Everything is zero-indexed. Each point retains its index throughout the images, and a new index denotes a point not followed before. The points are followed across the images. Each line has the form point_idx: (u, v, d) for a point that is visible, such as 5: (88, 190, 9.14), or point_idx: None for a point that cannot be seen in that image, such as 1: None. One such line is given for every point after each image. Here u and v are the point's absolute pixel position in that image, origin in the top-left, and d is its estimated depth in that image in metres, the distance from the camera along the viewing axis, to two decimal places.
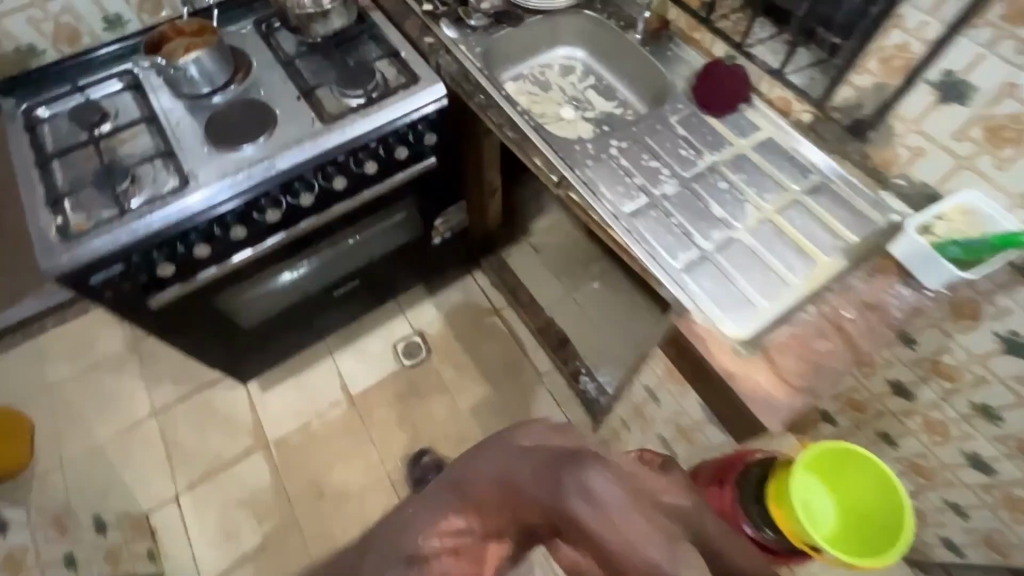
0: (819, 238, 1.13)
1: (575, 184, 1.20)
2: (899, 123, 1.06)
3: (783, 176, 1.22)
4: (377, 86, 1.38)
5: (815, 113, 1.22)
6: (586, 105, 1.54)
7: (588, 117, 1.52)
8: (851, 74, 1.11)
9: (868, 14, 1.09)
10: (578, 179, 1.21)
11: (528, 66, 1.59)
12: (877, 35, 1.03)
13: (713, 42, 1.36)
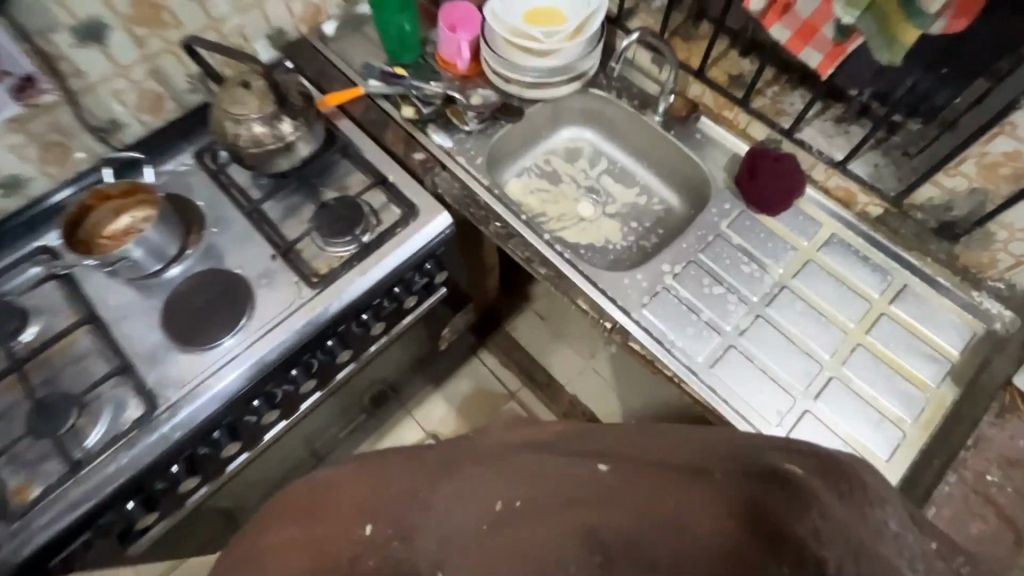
0: (920, 360, 1.00)
1: (635, 334, 1.02)
2: (1003, 230, 0.95)
3: (860, 283, 1.07)
4: (371, 227, 1.15)
5: (886, 207, 1.08)
6: (605, 197, 1.35)
7: (611, 212, 1.33)
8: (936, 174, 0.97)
9: (951, 107, 0.95)
10: (638, 328, 1.03)
11: (532, 158, 1.37)
12: (977, 140, 0.89)
13: (749, 122, 1.19)
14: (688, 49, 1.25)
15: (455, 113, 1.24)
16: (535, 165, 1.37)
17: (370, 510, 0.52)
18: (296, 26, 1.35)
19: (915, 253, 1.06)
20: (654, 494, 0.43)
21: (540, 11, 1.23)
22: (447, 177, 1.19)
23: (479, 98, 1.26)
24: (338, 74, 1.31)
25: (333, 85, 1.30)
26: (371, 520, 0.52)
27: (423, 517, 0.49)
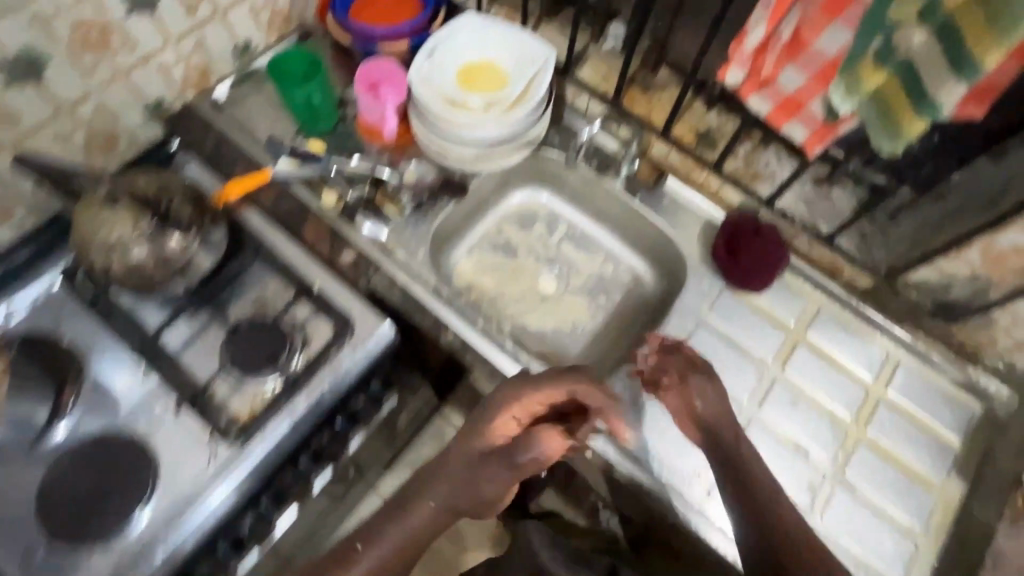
0: (925, 454, 0.92)
1: (620, 461, 0.90)
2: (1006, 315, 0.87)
3: (854, 367, 0.99)
4: (301, 352, 0.96)
5: (875, 279, 0.99)
6: (568, 267, 1.19)
7: (576, 284, 1.18)
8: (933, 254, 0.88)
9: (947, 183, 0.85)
10: (624, 452, 0.90)
11: (483, 229, 1.20)
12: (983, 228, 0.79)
13: (722, 185, 1.07)
14: (648, 103, 1.10)
15: (387, 196, 1.05)
16: (486, 237, 1.20)
17: (416, 491, 0.82)
18: (179, 93, 1.10)
19: (908, 329, 0.98)
20: (715, 431, 0.83)
21: (477, 68, 1.04)
22: (387, 279, 1.01)
23: (413, 174, 1.07)
24: (240, 152, 1.09)
25: (234, 168, 1.07)
26: (409, 493, 0.82)
27: (446, 460, 0.82)
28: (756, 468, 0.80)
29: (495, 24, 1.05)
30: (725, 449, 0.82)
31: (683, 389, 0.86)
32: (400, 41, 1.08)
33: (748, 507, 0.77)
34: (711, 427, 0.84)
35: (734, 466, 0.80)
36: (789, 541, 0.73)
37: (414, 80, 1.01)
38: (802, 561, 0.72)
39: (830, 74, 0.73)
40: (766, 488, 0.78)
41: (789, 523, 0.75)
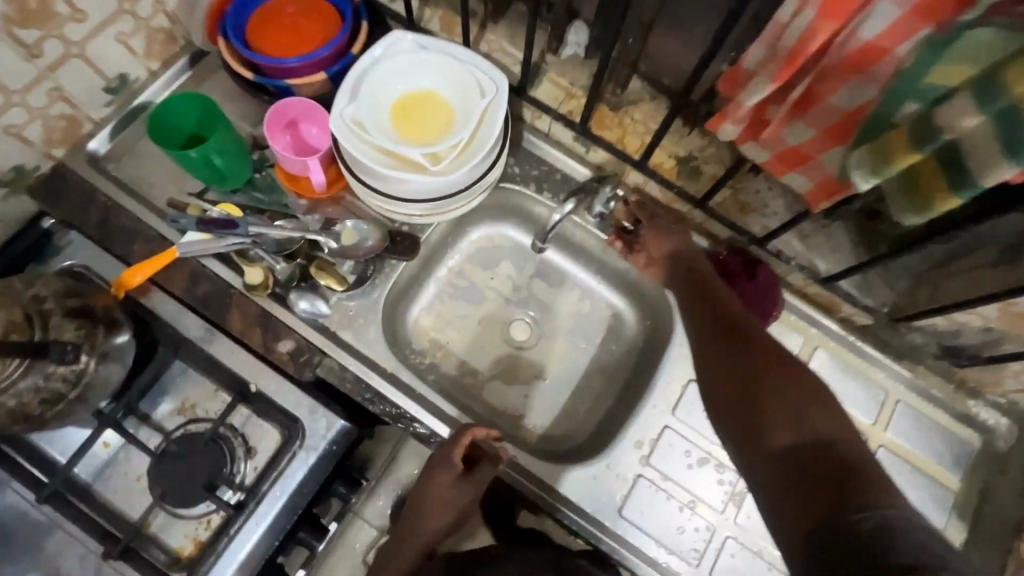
0: (925, 498, 0.89)
1: (614, 548, 0.84)
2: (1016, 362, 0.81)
3: (853, 408, 0.93)
4: (247, 463, 0.84)
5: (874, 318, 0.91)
6: (540, 309, 1.06)
7: (550, 329, 1.06)
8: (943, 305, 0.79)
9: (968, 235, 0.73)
10: (618, 538, 0.84)
11: (442, 276, 1.06)
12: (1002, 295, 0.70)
13: (706, 217, 0.95)
14: (619, 124, 0.94)
15: (324, 269, 0.89)
16: (445, 285, 1.06)
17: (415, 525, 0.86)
18: (44, 153, 0.88)
19: (907, 365, 0.93)
20: (690, 285, 0.86)
21: (413, 103, 0.86)
22: (335, 366, 0.87)
23: (351, 234, 0.90)
24: (136, 224, 0.90)
25: (130, 244, 0.88)
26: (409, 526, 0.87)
27: (417, 502, 0.87)
28: (727, 297, 0.83)
29: (425, 45, 0.85)
30: (706, 293, 0.85)
31: (668, 250, 0.92)
32: (317, 72, 0.87)
33: (735, 349, 0.75)
34: (686, 281, 0.87)
35: (721, 317, 0.80)
36: (767, 357, 0.72)
37: (340, 131, 0.81)
38: (781, 370, 0.70)
39: (843, 131, 0.60)
40: (735, 307, 0.81)
41: (774, 358, 0.72)
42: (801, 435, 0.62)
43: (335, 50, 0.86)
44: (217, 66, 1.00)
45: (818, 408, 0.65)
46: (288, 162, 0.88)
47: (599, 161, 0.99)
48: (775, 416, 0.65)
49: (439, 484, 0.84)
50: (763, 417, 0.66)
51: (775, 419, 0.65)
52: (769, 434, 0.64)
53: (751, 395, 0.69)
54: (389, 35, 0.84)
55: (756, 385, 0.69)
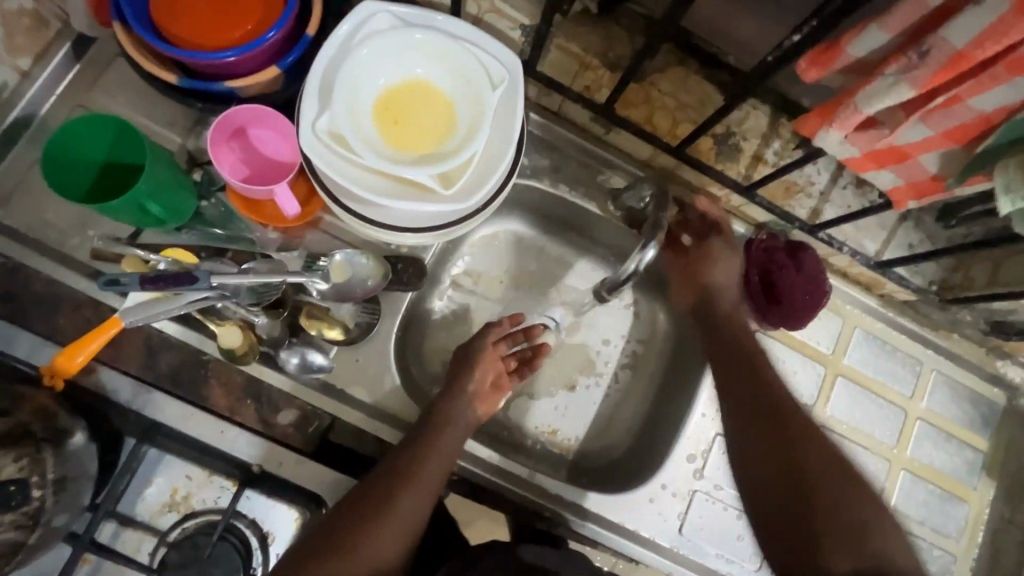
0: (959, 464, 0.91)
1: (675, 568, 0.82)
2: None
3: (892, 385, 0.91)
4: (266, 551, 0.73)
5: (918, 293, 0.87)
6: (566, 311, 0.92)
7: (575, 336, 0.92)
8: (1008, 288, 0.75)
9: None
10: (683, 559, 0.83)
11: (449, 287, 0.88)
12: None
13: (745, 201, 0.84)
14: (646, 98, 0.79)
15: (315, 314, 0.74)
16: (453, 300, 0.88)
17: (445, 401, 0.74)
18: None
19: (942, 332, 0.91)
20: (715, 341, 0.79)
21: (400, 102, 0.66)
22: (352, 427, 0.76)
23: (343, 268, 0.73)
24: (56, 288, 0.69)
25: (53, 318, 0.68)
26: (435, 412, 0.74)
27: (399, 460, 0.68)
28: (760, 363, 0.77)
29: (402, 21, 0.65)
30: (730, 351, 0.77)
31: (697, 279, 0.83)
32: (264, 66, 0.66)
33: (770, 438, 0.71)
34: (711, 333, 0.80)
35: (755, 398, 0.73)
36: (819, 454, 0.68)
37: (320, 155, 0.62)
38: (831, 476, 0.66)
39: (975, 134, 0.50)
40: (774, 378, 0.75)
41: (815, 450, 0.69)
42: (860, 553, 0.61)
43: (282, 32, 0.65)
44: (116, 55, 0.74)
45: (881, 527, 0.63)
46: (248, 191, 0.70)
47: (620, 143, 0.84)
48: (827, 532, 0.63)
49: (447, 424, 0.72)
50: (820, 530, 0.63)
51: (829, 538, 0.63)
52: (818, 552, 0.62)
53: (809, 500, 0.65)
54: (354, 13, 0.63)
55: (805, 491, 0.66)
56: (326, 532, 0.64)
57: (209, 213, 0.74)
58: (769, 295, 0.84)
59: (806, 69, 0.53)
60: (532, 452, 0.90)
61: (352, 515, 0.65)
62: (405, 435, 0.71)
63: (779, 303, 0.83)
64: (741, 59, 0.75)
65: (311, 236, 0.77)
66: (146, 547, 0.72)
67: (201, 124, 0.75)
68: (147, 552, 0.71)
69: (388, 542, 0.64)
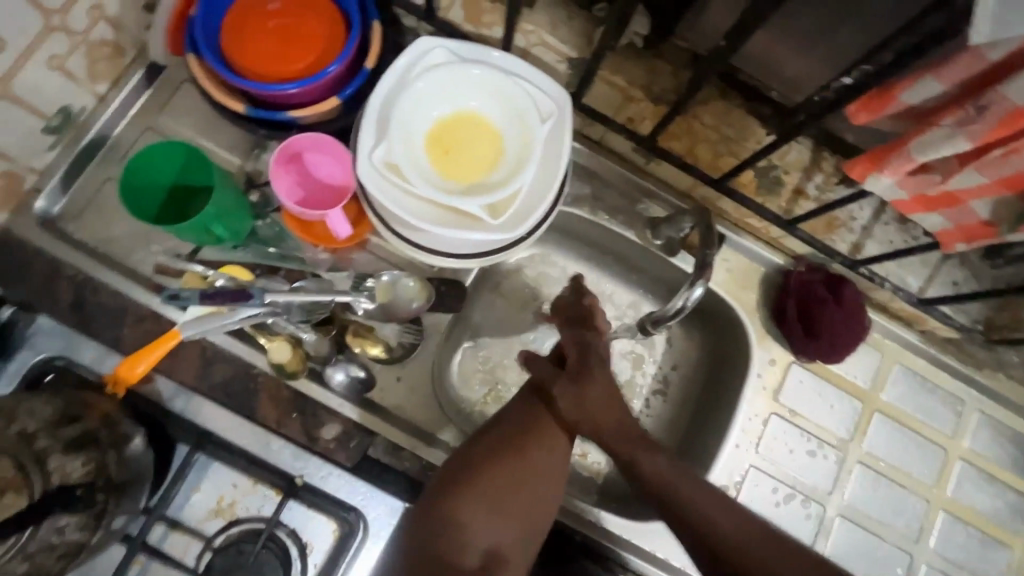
0: (1001, 506, 0.89)
1: None
2: None
3: (932, 423, 0.89)
4: (306, 561, 0.75)
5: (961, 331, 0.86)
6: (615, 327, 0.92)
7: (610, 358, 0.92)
8: None
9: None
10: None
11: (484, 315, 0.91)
12: None
13: (784, 233, 0.84)
14: (688, 131, 0.80)
15: (360, 332, 0.77)
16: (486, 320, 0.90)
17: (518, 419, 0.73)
18: None
19: (984, 371, 0.89)
20: (687, 510, 0.65)
21: (452, 133, 0.69)
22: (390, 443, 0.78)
23: (388, 290, 0.76)
24: (121, 300, 0.73)
25: (118, 329, 0.72)
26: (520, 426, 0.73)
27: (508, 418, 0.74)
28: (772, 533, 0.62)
29: (455, 55, 0.67)
30: (715, 521, 0.64)
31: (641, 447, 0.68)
32: (326, 95, 0.70)
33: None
34: (675, 506, 0.66)
35: (753, 554, 0.61)
36: None
37: (377, 187, 0.65)
38: None
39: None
40: (730, 541, 0.62)
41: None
42: None
43: (342, 66, 0.68)
44: (185, 81, 0.79)
45: None
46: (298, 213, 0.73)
47: (660, 172, 0.85)
48: None
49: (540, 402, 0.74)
50: None
51: None
52: None
53: None
54: (410, 47, 0.65)
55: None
56: (461, 460, 0.71)
57: (264, 231, 0.78)
58: (806, 328, 0.84)
59: (855, 112, 0.52)
60: (563, 475, 0.91)
61: (499, 440, 0.72)
62: (508, 404, 0.76)
63: (816, 337, 0.83)
64: (785, 94, 0.76)
65: (358, 256, 0.80)
66: (192, 551, 0.74)
67: (261, 148, 0.79)
68: (192, 557, 0.74)
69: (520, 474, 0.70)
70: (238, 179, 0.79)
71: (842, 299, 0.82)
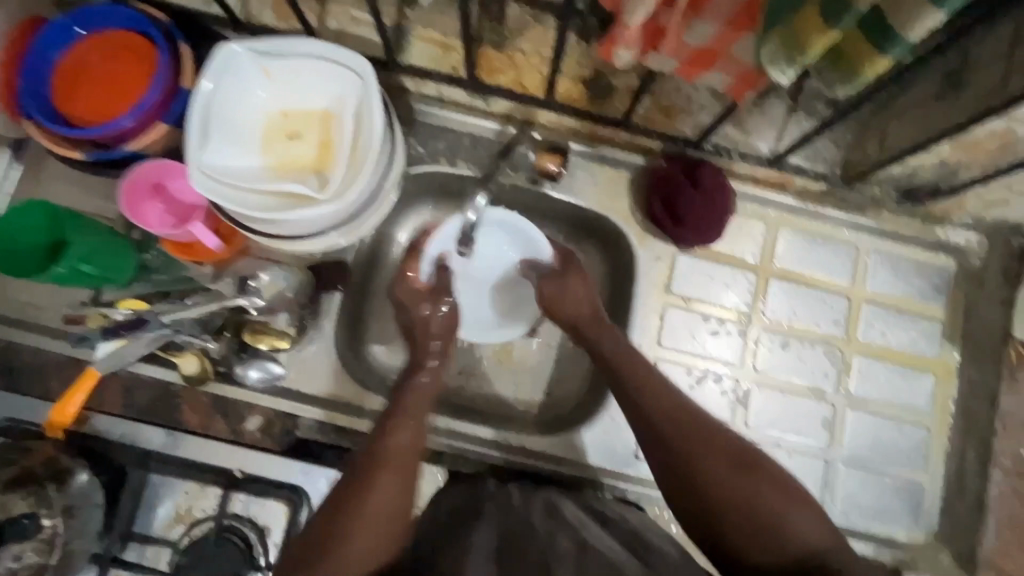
0: (915, 337, 0.90)
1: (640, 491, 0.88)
2: (976, 191, 0.79)
3: (830, 276, 0.91)
4: (267, 542, 0.82)
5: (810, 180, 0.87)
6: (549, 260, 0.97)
7: None
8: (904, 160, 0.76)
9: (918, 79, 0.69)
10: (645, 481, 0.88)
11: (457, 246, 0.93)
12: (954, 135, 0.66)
13: (633, 134, 0.87)
14: (509, 63, 0.82)
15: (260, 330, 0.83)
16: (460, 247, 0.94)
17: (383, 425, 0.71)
18: None
19: (869, 212, 0.90)
20: (680, 432, 0.67)
21: (293, 122, 0.77)
22: (313, 421, 0.84)
23: (273, 287, 0.81)
24: (44, 356, 0.81)
25: (46, 381, 0.80)
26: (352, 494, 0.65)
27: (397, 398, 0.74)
28: (711, 417, 0.69)
29: (262, 55, 0.73)
30: (705, 457, 0.65)
31: (639, 383, 0.71)
32: (157, 123, 0.75)
33: (754, 537, 0.61)
34: (637, 382, 0.71)
35: (661, 407, 0.69)
36: (716, 468, 0.64)
37: (210, 188, 0.70)
38: (755, 470, 0.64)
39: (750, 18, 0.53)
40: (651, 401, 0.70)
41: (804, 526, 0.60)
42: (770, 533, 0.60)
43: (162, 89, 0.74)
44: (47, 151, 0.86)
45: (788, 505, 0.61)
46: (134, 222, 0.80)
47: (503, 110, 0.89)
48: (756, 501, 0.62)
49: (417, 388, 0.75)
50: (749, 511, 0.61)
51: (742, 528, 0.61)
52: (738, 527, 0.61)
53: (719, 518, 0.62)
54: (212, 57, 0.71)
55: (821, 549, 0.59)
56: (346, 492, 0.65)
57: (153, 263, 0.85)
58: (675, 219, 0.87)
59: None
60: (499, 414, 0.93)
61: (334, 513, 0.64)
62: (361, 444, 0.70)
63: (685, 224, 0.86)
64: None
65: (243, 263, 0.86)
66: (164, 557, 0.82)
67: None
68: (166, 561, 0.82)
69: (379, 503, 0.64)
70: (118, 223, 0.85)
71: (702, 178, 0.84)
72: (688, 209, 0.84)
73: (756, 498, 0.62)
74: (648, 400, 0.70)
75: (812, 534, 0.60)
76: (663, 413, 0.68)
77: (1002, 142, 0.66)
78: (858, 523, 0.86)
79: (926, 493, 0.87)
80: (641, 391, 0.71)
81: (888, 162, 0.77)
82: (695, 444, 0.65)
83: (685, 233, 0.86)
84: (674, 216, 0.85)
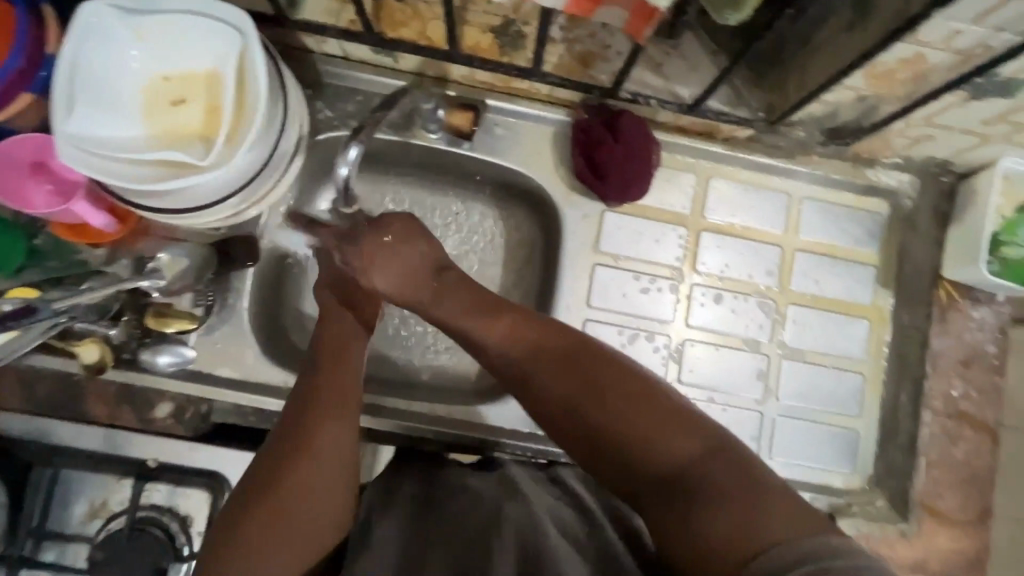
0: (849, 283, 0.89)
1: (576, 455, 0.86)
2: (900, 127, 0.76)
3: (762, 225, 0.89)
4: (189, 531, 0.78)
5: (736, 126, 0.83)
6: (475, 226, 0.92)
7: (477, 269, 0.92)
8: (823, 97, 0.73)
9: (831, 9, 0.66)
10: None
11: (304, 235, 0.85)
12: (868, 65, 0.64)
13: (550, 86, 0.83)
14: (413, 14, 0.77)
15: (166, 314, 0.79)
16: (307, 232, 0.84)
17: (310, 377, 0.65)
18: None
19: (799, 157, 0.87)
20: (540, 369, 0.64)
21: (174, 87, 0.71)
22: (230, 404, 0.81)
23: (173, 265, 0.79)
24: None
25: None
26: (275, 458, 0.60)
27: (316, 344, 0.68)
28: (577, 345, 0.65)
29: (130, 13, 0.67)
30: (561, 390, 0.62)
31: (486, 326, 0.67)
32: (23, 93, 0.68)
33: (620, 463, 0.59)
34: (482, 324, 0.67)
35: (518, 345, 0.66)
36: (574, 400, 0.61)
37: (86, 163, 0.65)
38: (624, 392, 0.60)
39: None
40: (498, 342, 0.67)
41: (669, 445, 0.57)
42: (635, 457, 0.58)
43: (25, 54, 0.67)
44: None
45: (654, 423, 0.58)
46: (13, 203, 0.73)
47: (414, 67, 0.84)
48: (614, 428, 0.59)
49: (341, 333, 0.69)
50: (611, 439, 0.59)
51: (609, 455, 0.59)
52: (608, 456, 0.59)
53: (588, 450, 0.61)
54: (73, 18, 0.65)
55: (687, 467, 0.56)
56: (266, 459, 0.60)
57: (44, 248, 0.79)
58: (597, 174, 0.83)
59: None
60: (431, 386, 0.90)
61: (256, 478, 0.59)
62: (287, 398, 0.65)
63: (607, 178, 0.83)
64: None
65: (144, 243, 0.81)
66: (81, 555, 0.77)
67: None
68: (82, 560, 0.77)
69: (317, 462, 0.59)
70: None
71: (622, 130, 0.81)
72: (609, 162, 0.81)
73: (613, 423, 0.59)
74: (500, 339, 0.67)
75: (682, 449, 0.57)
76: (516, 349, 0.66)
77: (917, 69, 0.64)
78: (796, 472, 0.86)
79: (861, 438, 0.87)
80: (491, 330, 0.67)
81: (808, 100, 0.74)
82: (549, 379, 0.64)
83: (608, 189, 0.83)
84: (597, 172, 0.82)
